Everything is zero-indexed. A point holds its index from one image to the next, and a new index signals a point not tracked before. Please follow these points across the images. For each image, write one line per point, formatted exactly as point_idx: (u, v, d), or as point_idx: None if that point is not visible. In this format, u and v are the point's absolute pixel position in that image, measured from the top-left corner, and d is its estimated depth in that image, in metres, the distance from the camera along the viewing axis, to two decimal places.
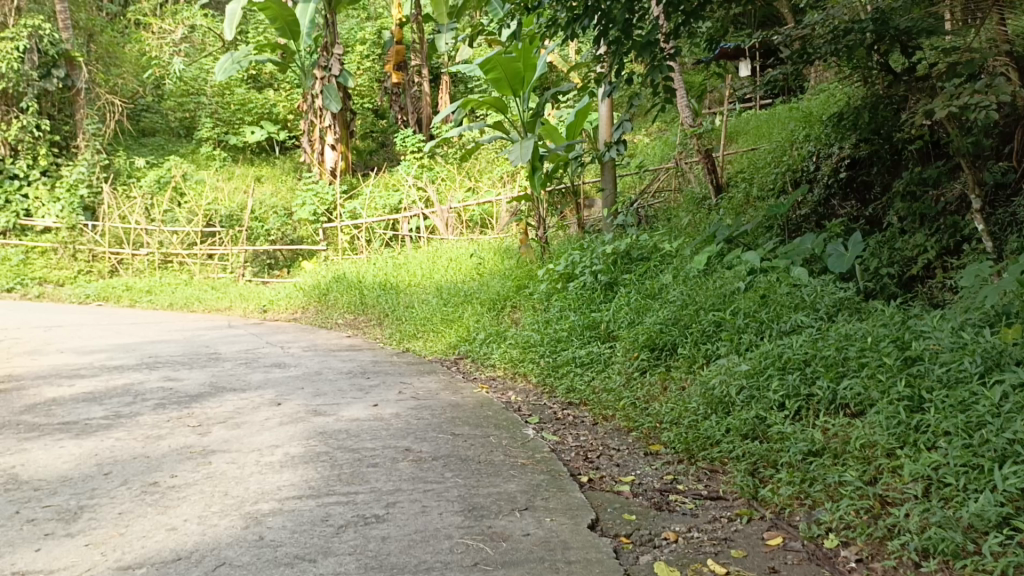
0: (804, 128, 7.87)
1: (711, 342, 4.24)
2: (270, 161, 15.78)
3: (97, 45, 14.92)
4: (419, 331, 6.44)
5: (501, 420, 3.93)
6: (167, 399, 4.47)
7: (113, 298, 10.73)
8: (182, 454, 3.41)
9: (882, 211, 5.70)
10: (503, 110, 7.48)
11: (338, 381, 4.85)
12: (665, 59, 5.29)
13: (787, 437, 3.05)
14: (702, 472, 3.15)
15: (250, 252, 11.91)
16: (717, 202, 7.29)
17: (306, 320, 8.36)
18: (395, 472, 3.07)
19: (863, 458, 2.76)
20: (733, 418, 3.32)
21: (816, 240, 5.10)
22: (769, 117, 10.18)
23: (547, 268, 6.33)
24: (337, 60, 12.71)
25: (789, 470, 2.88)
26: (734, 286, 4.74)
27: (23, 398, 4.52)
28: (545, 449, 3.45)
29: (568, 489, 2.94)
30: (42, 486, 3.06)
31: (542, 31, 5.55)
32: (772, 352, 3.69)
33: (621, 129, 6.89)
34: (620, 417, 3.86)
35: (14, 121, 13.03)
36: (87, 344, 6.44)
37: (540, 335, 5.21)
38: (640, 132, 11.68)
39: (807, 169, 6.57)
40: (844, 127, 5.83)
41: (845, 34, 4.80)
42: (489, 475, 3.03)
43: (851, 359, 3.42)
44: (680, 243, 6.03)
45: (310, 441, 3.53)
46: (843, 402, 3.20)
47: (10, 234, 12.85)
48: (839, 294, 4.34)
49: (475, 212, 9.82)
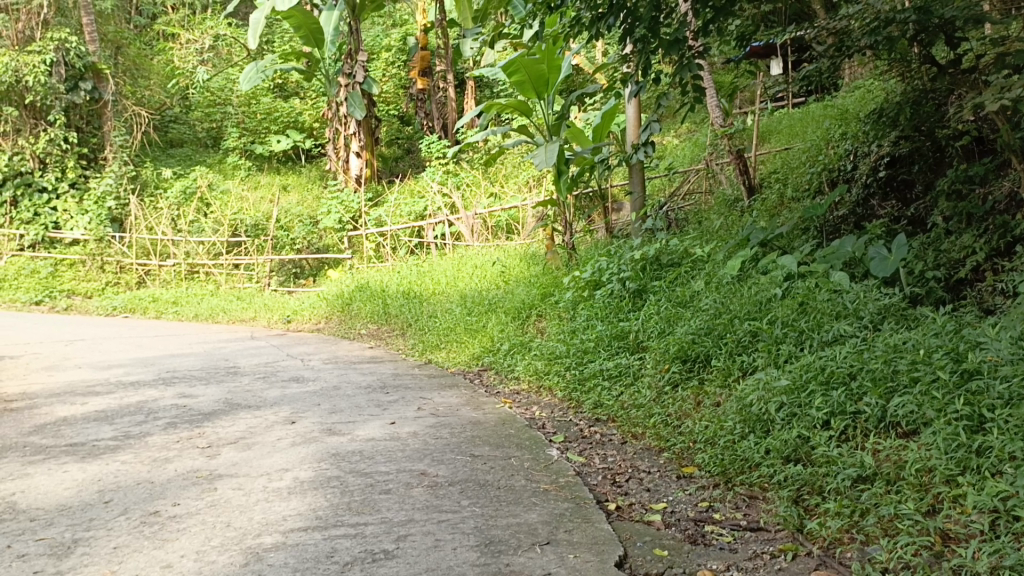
0: (840, 125, 7.60)
1: (747, 354, 4.00)
2: (296, 169, 15.65)
3: (124, 57, 15.07)
4: (442, 341, 6.25)
5: (524, 440, 3.72)
6: (178, 417, 4.31)
7: (139, 309, 10.68)
8: (187, 480, 3.24)
9: (925, 211, 5.35)
10: (527, 113, 7.27)
11: (356, 397, 4.67)
12: (694, 57, 5.05)
13: (835, 460, 2.80)
14: (740, 499, 2.90)
15: (275, 261, 11.73)
16: (749, 204, 7.01)
17: (330, 331, 8.22)
18: (409, 500, 2.86)
19: (919, 485, 2.52)
20: (773, 437, 3.08)
21: (856, 242, 4.84)
22: (802, 115, 9.91)
23: (573, 275, 6.09)
24: (362, 66, 12.57)
25: (838, 499, 2.63)
26: (771, 293, 4.49)
27: (34, 418, 4.38)
28: (570, 472, 3.22)
29: (594, 519, 2.71)
30: (38, 516, 2.89)
31: (565, 32, 5.35)
32: (813, 365, 3.45)
33: (649, 130, 6.64)
34: (650, 435, 3.63)
35: (42, 134, 13.11)
36: (107, 359, 6.32)
37: (565, 346, 4.99)
38: (669, 134, 11.42)
39: (844, 168, 6.28)
40: (883, 123, 5.52)
41: (887, 24, 4.52)
42: (508, 503, 2.82)
43: (901, 372, 3.17)
44: (713, 247, 5.75)
45: (321, 464, 3.34)
46: (893, 421, 2.95)
47: (39, 247, 12.81)
48: (883, 301, 4.07)
49: (501, 218, 9.65)
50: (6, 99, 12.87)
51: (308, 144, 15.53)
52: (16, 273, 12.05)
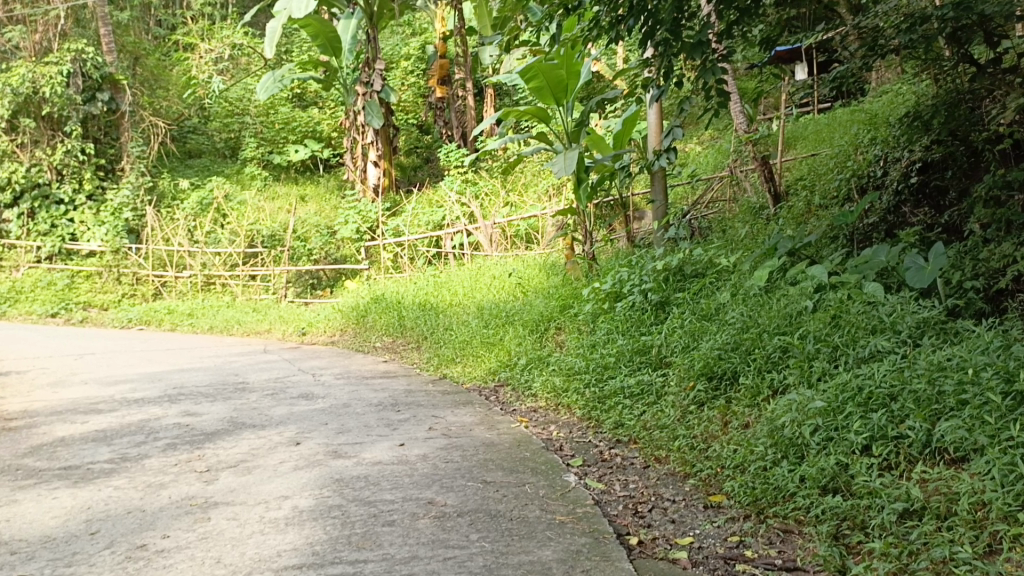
0: (870, 130, 7.34)
1: (777, 371, 3.76)
2: (314, 179, 15.47)
3: (142, 68, 15.42)
4: (457, 355, 6.05)
5: (539, 464, 3.50)
6: (180, 438, 4.13)
7: (155, 321, 10.58)
8: (181, 508, 3.04)
9: (960, 218, 5.03)
10: (546, 120, 7.06)
11: (366, 416, 4.47)
12: (717, 61, 4.82)
13: (878, 492, 2.57)
14: (774, 533, 2.66)
15: (292, 272, 11.53)
16: (775, 212, 6.74)
17: (343, 343, 8.06)
18: (413, 533, 2.65)
19: (975, 523, 2.30)
20: (809, 464, 2.85)
21: (891, 251, 4.60)
22: (829, 120, 9.67)
23: (593, 286, 5.85)
24: (379, 75, 12.29)
25: (883, 537, 2.39)
26: (801, 305, 4.25)
27: (31, 439, 4.21)
28: (587, 501, 3.00)
29: (614, 558, 2.48)
30: (20, 549, 2.71)
31: (584, 34, 5.10)
32: (850, 384, 3.20)
33: (672, 135, 6.35)
34: (675, 460, 3.40)
35: (60, 145, 13.07)
36: (114, 374, 6.16)
37: (584, 361, 4.76)
38: (691, 141, 11.22)
39: (875, 174, 6.02)
40: (916, 128, 5.20)
41: (924, 22, 4.27)
42: (521, 538, 2.60)
43: (948, 394, 2.93)
44: (739, 256, 5.48)
45: (323, 491, 3.14)
46: (940, 447, 2.72)
47: (56, 259, 12.71)
48: (921, 313, 3.81)
49: (520, 227, 9.45)
50: (24, 112, 12.84)
51: (326, 153, 15.39)
52: (32, 285, 11.97)
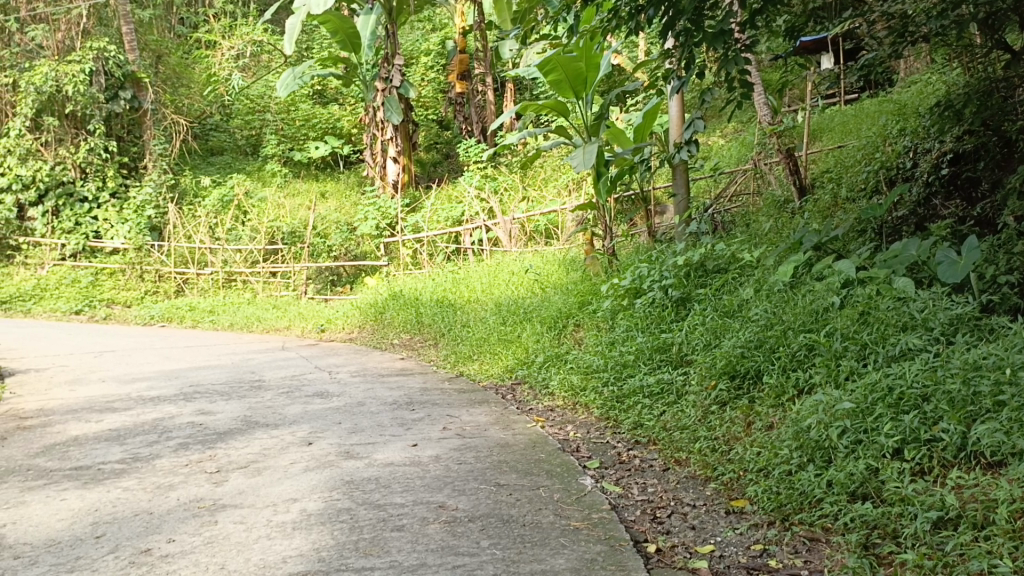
0: (898, 120, 7.15)
1: (803, 370, 3.63)
2: (335, 176, 15.40)
3: (164, 65, 15.46)
4: (474, 353, 5.95)
5: (555, 466, 3.39)
6: (192, 437, 4.07)
7: (176, 318, 10.58)
8: (188, 511, 2.97)
9: (993, 210, 4.85)
10: (564, 114, 6.91)
11: (379, 415, 4.39)
12: (740, 51, 4.66)
13: (910, 499, 2.45)
14: (800, 540, 2.55)
15: (312, 269, 11.47)
16: (800, 205, 6.58)
17: (362, 340, 8.01)
18: (422, 539, 2.56)
19: (1015, 533, 2.18)
20: (837, 468, 2.72)
21: (921, 245, 4.42)
22: (856, 112, 9.46)
23: (612, 282, 5.73)
24: (398, 70, 12.24)
25: (915, 548, 2.28)
26: (828, 301, 4.10)
27: (44, 438, 4.17)
28: (604, 506, 2.89)
29: (630, 567, 2.37)
30: (23, 553, 2.64)
31: (603, 25, 4.95)
32: (880, 384, 3.06)
33: (693, 128, 6.19)
34: (695, 462, 3.28)
35: (83, 143, 13.13)
36: (132, 372, 6.13)
37: (603, 359, 4.64)
38: (715, 134, 11.05)
39: (904, 166, 5.87)
40: (946, 118, 5.03)
41: (955, 8, 4.07)
42: (534, 546, 2.49)
43: (984, 395, 2.80)
44: (763, 250, 5.33)
45: (333, 494, 3.05)
46: (976, 450, 2.60)
47: (80, 256, 12.75)
48: (955, 309, 3.66)
49: (540, 222, 9.34)
50: (48, 110, 12.92)
51: (347, 149, 15.36)
52: (57, 283, 12.01)
